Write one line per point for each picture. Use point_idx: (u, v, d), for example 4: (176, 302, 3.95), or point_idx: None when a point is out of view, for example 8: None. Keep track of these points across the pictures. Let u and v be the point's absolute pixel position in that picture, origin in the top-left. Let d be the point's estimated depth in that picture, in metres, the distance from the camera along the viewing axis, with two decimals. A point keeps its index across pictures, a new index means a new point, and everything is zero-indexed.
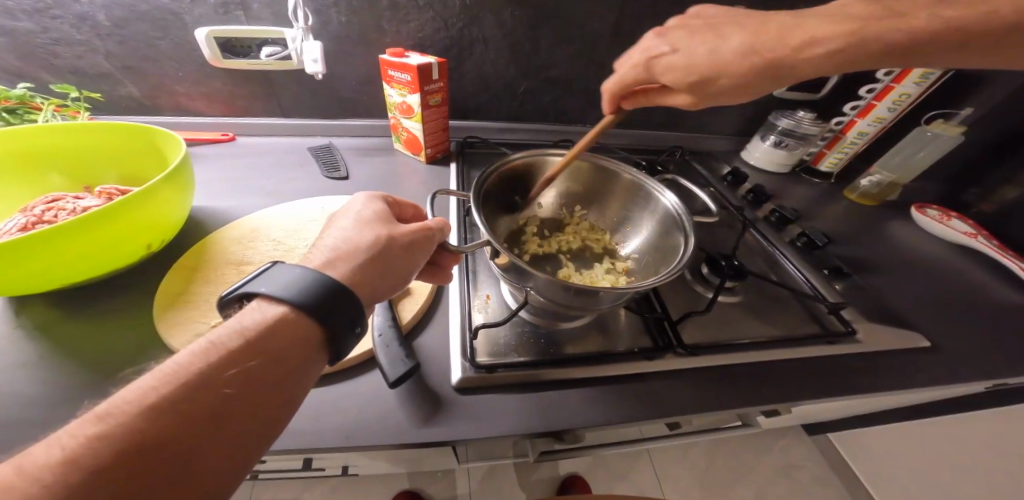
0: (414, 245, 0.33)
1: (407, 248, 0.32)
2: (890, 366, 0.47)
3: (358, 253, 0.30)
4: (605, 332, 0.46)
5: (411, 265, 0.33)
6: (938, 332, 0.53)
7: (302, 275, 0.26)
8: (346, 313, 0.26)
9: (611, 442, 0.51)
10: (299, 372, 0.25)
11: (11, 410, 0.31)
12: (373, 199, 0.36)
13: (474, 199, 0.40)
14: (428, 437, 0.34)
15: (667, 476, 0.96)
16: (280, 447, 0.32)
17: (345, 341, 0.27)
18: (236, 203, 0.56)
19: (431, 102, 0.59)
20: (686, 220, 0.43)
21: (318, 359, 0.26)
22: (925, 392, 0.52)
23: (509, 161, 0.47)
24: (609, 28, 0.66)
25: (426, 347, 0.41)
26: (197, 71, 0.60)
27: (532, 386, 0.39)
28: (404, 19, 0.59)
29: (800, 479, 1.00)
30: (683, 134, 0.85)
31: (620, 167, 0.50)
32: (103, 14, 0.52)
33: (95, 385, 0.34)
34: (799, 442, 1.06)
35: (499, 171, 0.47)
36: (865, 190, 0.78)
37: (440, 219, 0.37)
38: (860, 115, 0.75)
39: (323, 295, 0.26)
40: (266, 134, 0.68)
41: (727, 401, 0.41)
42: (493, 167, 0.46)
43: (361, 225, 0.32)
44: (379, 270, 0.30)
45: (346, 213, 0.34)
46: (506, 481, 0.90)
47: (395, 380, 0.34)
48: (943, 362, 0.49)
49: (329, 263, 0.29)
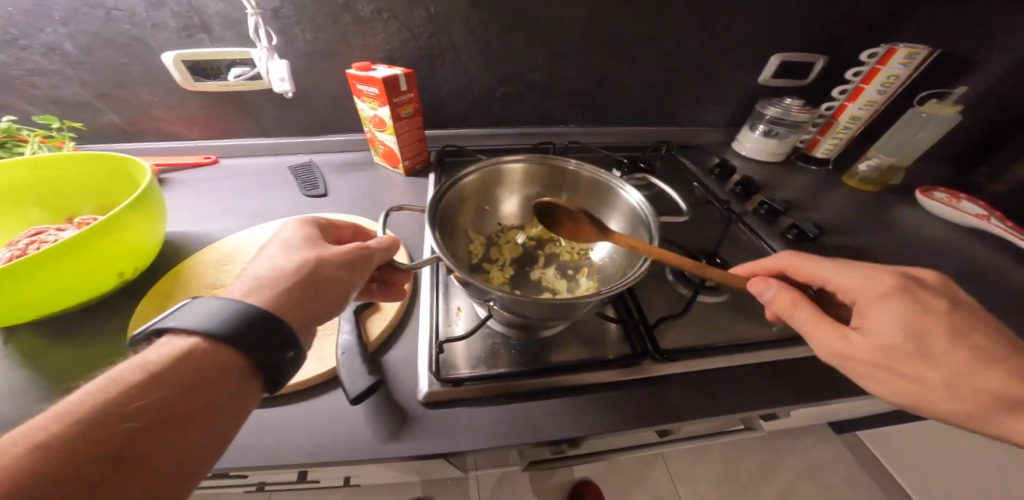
0: (350, 261, 0.32)
1: (344, 267, 0.32)
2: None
3: (285, 278, 0.29)
4: (584, 341, 0.44)
5: (349, 284, 0.32)
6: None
7: (219, 306, 0.25)
8: (272, 335, 0.25)
9: (601, 450, 0.49)
10: (221, 400, 0.24)
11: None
12: (304, 223, 0.35)
13: (432, 228, 0.35)
14: (394, 452, 0.34)
15: (683, 480, 0.93)
16: (244, 464, 0.32)
17: (280, 367, 0.26)
18: (215, 226, 0.57)
19: (403, 113, 0.59)
20: (650, 217, 0.40)
21: (248, 387, 0.25)
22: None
23: (460, 177, 0.43)
24: (580, 25, 0.64)
25: (394, 363, 0.40)
26: (171, 95, 0.61)
27: (505, 397, 0.38)
28: (371, 32, 0.59)
29: (826, 479, 0.95)
30: (669, 129, 0.82)
31: (578, 166, 0.46)
32: (70, 43, 0.53)
33: None
34: (824, 441, 1.01)
35: (451, 190, 0.42)
36: (864, 175, 0.73)
37: (384, 239, 0.36)
38: (850, 99, 0.70)
39: (243, 321, 0.25)
40: (248, 155, 0.70)
41: (713, 408, 0.39)
42: (444, 186, 0.41)
43: (289, 251, 0.31)
44: (310, 291, 0.30)
45: (272, 242, 0.33)
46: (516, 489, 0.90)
47: (356, 396, 0.33)
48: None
49: (254, 291, 0.28)
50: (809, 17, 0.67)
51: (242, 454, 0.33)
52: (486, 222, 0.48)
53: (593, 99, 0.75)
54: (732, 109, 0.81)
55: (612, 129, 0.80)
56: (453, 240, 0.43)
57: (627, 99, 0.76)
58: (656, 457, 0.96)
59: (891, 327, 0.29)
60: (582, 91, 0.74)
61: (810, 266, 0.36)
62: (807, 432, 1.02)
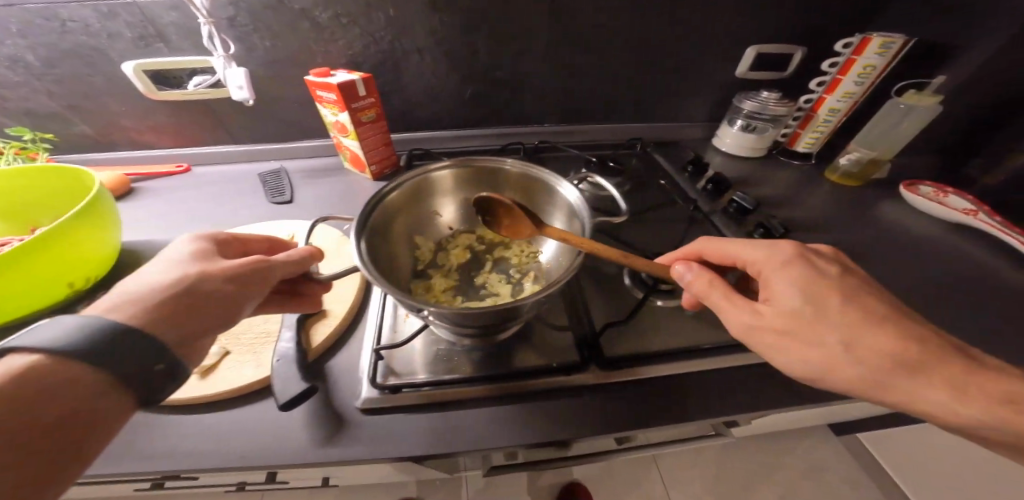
0: (249, 275, 0.31)
1: (241, 280, 0.30)
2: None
3: (171, 291, 0.27)
4: (532, 346, 0.43)
5: (248, 299, 0.30)
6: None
7: (79, 322, 0.22)
8: (151, 349, 0.24)
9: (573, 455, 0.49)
10: (77, 422, 0.21)
11: None
12: (195, 239, 0.32)
13: (361, 235, 0.34)
14: (326, 457, 0.34)
15: (675, 481, 0.92)
16: (176, 468, 0.32)
17: (158, 385, 0.24)
18: (181, 234, 0.57)
19: (365, 118, 0.59)
20: (585, 215, 0.37)
21: (117, 405, 0.22)
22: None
23: (381, 195, 0.38)
24: (544, 22, 0.63)
25: (337, 368, 0.40)
26: (138, 104, 0.62)
27: (444, 404, 0.38)
28: (330, 38, 0.58)
29: (825, 482, 0.92)
30: (647, 126, 0.80)
31: (501, 161, 0.42)
32: (31, 55, 0.54)
33: None
34: (822, 443, 0.98)
35: (375, 212, 0.37)
36: (846, 170, 0.71)
37: (297, 253, 0.35)
38: (827, 91, 0.67)
39: (112, 335, 0.23)
40: (221, 163, 0.70)
41: (661, 416, 0.38)
42: (366, 208, 0.36)
43: (170, 268, 0.29)
44: (201, 305, 0.28)
45: (153, 259, 0.30)
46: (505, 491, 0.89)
47: (285, 402, 0.33)
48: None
49: (123, 311, 0.25)
50: (782, 8, 0.64)
51: (174, 457, 0.33)
52: (425, 230, 0.45)
53: (566, 98, 0.74)
54: (711, 104, 0.79)
55: (588, 128, 0.79)
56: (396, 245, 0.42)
57: (600, 96, 0.75)
58: (647, 458, 0.95)
59: (793, 295, 0.30)
60: (553, 89, 0.73)
61: (718, 246, 0.38)
62: (805, 434, 0.99)
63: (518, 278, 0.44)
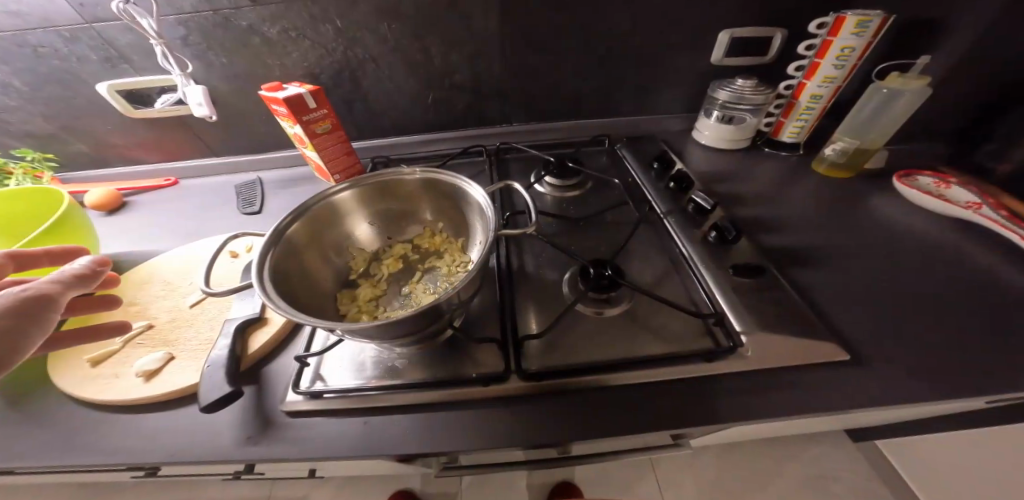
0: (33, 302, 0.30)
1: (26, 309, 0.30)
2: (816, 383, 0.38)
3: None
4: (456, 354, 0.44)
5: (42, 326, 0.30)
6: (909, 336, 0.41)
7: None
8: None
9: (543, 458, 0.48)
10: None
11: None
12: None
13: (267, 251, 0.35)
14: (248, 456, 0.36)
15: (669, 486, 0.89)
16: (121, 461, 0.37)
17: None
18: (158, 246, 0.61)
19: (319, 130, 0.60)
20: (491, 216, 0.38)
21: None
22: (896, 412, 0.40)
23: (287, 222, 0.38)
24: (495, 21, 0.62)
25: (273, 373, 0.43)
26: (121, 123, 0.67)
27: (361, 411, 0.39)
28: (284, 52, 0.60)
29: (833, 492, 0.86)
30: (620, 120, 0.78)
31: (406, 171, 0.44)
32: (18, 80, 0.59)
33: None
34: (834, 452, 0.91)
35: (283, 240, 0.38)
36: (832, 161, 0.65)
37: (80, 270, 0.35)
38: (807, 76, 0.63)
39: None
40: (204, 175, 0.74)
41: (577, 429, 0.37)
42: (272, 236, 0.37)
43: None
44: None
45: None
46: (493, 484, 0.91)
47: (206, 405, 0.37)
48: (904, 376, 0.38)
49: None
50: None
51: (121, 452, 0.37)
52: (349, 246, 0.46)
53: (531, 96, 0.73)
54: (689, 95, 0.74)
55: (557, 126, 0.77)
56: (323, 257, 0.43)
57: (566, 93, 0.73)
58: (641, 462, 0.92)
59: None
60: (517, 88, 0.71)
61: None
62: (814, 438, 0.92)
63: (444, 280, 0.45)
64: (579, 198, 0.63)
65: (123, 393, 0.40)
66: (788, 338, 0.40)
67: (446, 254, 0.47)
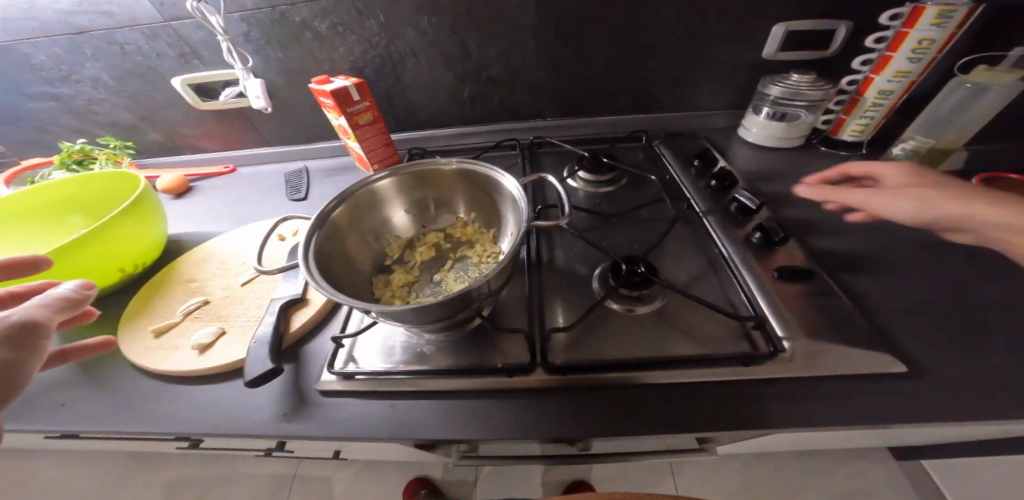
0: (19, 331, 0.27)
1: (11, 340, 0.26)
2: (868, 395, 0.35)
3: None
4: (482, 344, 0.44)
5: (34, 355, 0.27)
6: (986, 353, 0.37)
7: None
8: None
9: (560, 454, 0.47)
10: None
11: (34, 391, 0.46)
12: None
13: (312, 234, 0.37)
14: (283, 431, 0.39)
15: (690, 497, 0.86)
16: (172, 429, 0.40)
17: None
18: (215, 228, 0.66)
19: (362, 121, 0.63)
20: (524, 207, 0.38)
21: None
22: (966, 435, 0.36)
23: (331, 206, 0.40)
24: (533, 14, 0.61)
25: (310, 352, 0.46)
26: (189, 114, 0.73)
27: (388, 393, 0.41)
28: (332, 46, 0.63)
29: None
30: (660, 116, 0.75)
31: (444, 160, 0.45)
32: (106, 75, 0.66)
33: (83, 377, 0.47)
34: (885, 478, 0.83)
35: (326, 223, 0.40)
36: (901, 162, 0.59)
37: (76, 291, 0.33)
38: (875, 70, 0.57)
39: None
40: (257, 163, 0.79)
41: (601, 428, 0.36)
42: (317, 219, 0.39)
43: None
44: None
45: None
46: (510, 477, 0.92)
47: (251, 379, 0.40)
48: (978, 396, 0.34)
49: None
50: None
51: (175, 421, 0.41)
52: (386, 233, 0.48)
53: (567, 91, 0.72)
54: (736, 89, 0.70)
55: (594, 120, 0.76)
56: (362, 242, 0.45)
57: (604, 86, 0.71)
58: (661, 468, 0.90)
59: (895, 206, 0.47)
60: (553, 82, 0.70)
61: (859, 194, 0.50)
62: (859, 460, 0.85)
63: (474, 269, 0.45)
64: (610, 195, 0.62)
65: (180, 364, 0.44)
66: (837, 349, 0.37)
67: (476, 244, 0.48)
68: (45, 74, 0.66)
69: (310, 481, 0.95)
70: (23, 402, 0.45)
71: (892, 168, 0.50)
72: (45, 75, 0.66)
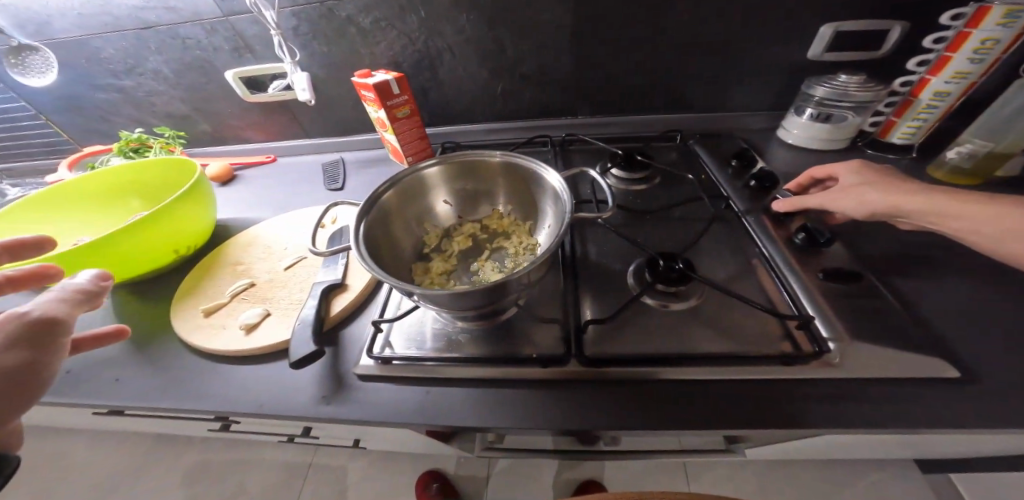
0: (48, 324, 0.30)
1: (43, 331, 0.29)
2: (919, 404, 0.33)
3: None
4: (516, 334, 0.45)
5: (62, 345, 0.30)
6: None
7: None
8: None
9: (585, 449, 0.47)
10: None
11: (97, 360, 0.49)
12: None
13: (361, 218, 0.39)
14: (323, 412, 0.40)
15: None
16: (221, 406, 0.42)
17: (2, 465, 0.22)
18: (257, 214, 0.69)
19: (400, 114, 0.64)
20: (567, 201, 0.38)
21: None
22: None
23: (380, 192, 0.42)
24: (572, 11, 0.61)
25: (349, 336, 0.48)
26: (237, 106, 0.77)
27: (424, 379, 0.42)
28: (374, 42, 0.65)
29: None
30: (694, 116, 0.74)
31: (488, 152, 0.46)
32: (166, 68, 0.70)
33: (140, 349, 0.50)
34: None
35: (374, 208, 0.41)
36: (955, 166, 0.56)
37: (94, 282, 0.36)
38: (932, 71, 0.55)
39: None
40: (296, 153, 0.83)
41: (635, 423, 0.36)
42: (367, 204, 0.40)
43: None
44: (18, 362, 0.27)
45: None
46: (522, 472, 0.92)
47: (296, 359, 0.41)
48: None
49: None
50: None
51: (223, 398, 0.43)
52: (426, 221, 0.49)
53: (601, 89, 0.72)
54: (777, 88, 0.68)
55: (627, 118, 0.75)
56: (404, 228, 0.46)
57: (640, 84, 0.70)
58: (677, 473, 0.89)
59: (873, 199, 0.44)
60: (588, 80, 0.70)
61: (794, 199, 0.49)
62: (892, 479, 0.82)
63: (511, 260, 0.46)
64: (644, 193, 0.61)
65: (228, 343, 0.47)
66: (884, 354, 0.36)
67: (513, 237, 0.48)
68: (113, 67, 0.71)
69: (329, 464, 0.98)
70: (88, 370, 0.48)
71: (846, 164, 0.49)
72: (113, 68, 0.71)
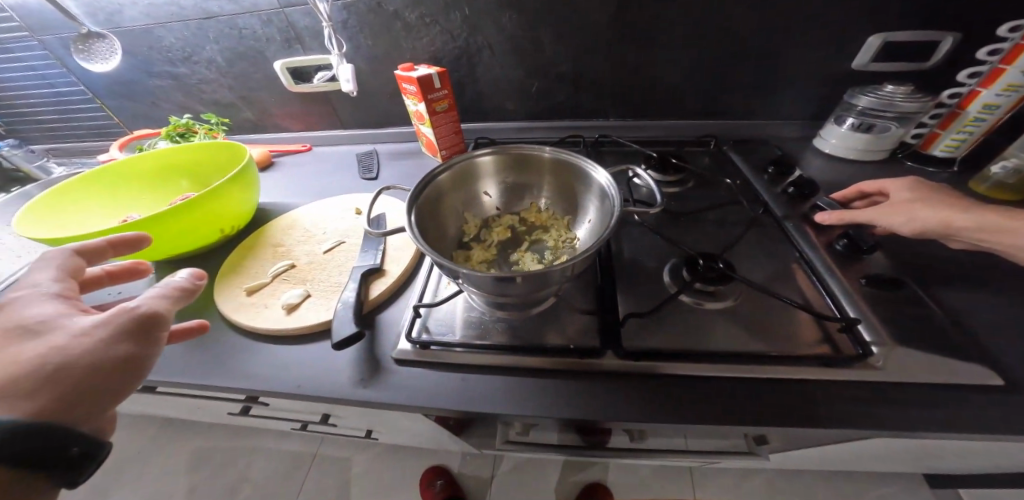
0: (144, 324, 0.28)
1: (139, 333, 0.28)
2: (964, 414, 0.33)
3: (70, 369, 0.24)
4: (550, 325, 0.45)
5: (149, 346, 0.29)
6: None
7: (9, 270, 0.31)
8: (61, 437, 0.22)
9: (609, 445, 0.48)
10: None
11: None
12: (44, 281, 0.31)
13: (414, 201, 0.40)
14: (361, 394, 0.41)
15: None
16: (261, 383, 0.43)
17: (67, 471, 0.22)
18: (295, 200, 0.72)
19: (438, 109, 0.66)
20: (615, 198, 0.39)
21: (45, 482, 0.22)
22: None
23: (431, 178, 0.43)
24: (616, 13, 0.62)
25: (385, 321, 0.49)
26: (280, 96, 0.79)
27: (459, 365, 0.43)
28: (417, 37, 0.67)
29: None
30: (729, 122, 0.74)
31: (536, 147, 0.47)
32: (219, 56, 0.73)
33: None
34: None
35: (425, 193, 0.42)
36: (999, 181, 0.55)
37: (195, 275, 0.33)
38: (983, 84, 0.54)
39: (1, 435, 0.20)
40: (331, 143, 0.85)
41: (671, 418, 0.36)
42: (419, 188, 0.41)
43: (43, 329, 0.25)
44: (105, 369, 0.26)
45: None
46: (527, 470, 0.92)
47: (338, 341, 0.42)
48: None
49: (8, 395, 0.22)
50: None
51: (264, 376, 0.44)
52: (467, 210, 0.50)
53: (637, 92, 0.72)
54: (816, 97, 0.68)
55: (660, 122, 0.75)
56: (448, 215, 0.47)
57: (677, 89, 0.71)
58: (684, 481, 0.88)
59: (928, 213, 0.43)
60: (625, 82, 0.71)
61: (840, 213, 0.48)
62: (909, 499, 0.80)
63: (549, 254, 0.47)
64: (677, 195, 0.61)
65: (270, 321, 0.48)
66: (930, 363, 0.36)
67: (552, 231, 0.49)
68: (169, 55, 0.74)
69: (339, 452, 0.99)
70: None
71: (898, 180, 0.48)
72: (169, 56, 0.74)
